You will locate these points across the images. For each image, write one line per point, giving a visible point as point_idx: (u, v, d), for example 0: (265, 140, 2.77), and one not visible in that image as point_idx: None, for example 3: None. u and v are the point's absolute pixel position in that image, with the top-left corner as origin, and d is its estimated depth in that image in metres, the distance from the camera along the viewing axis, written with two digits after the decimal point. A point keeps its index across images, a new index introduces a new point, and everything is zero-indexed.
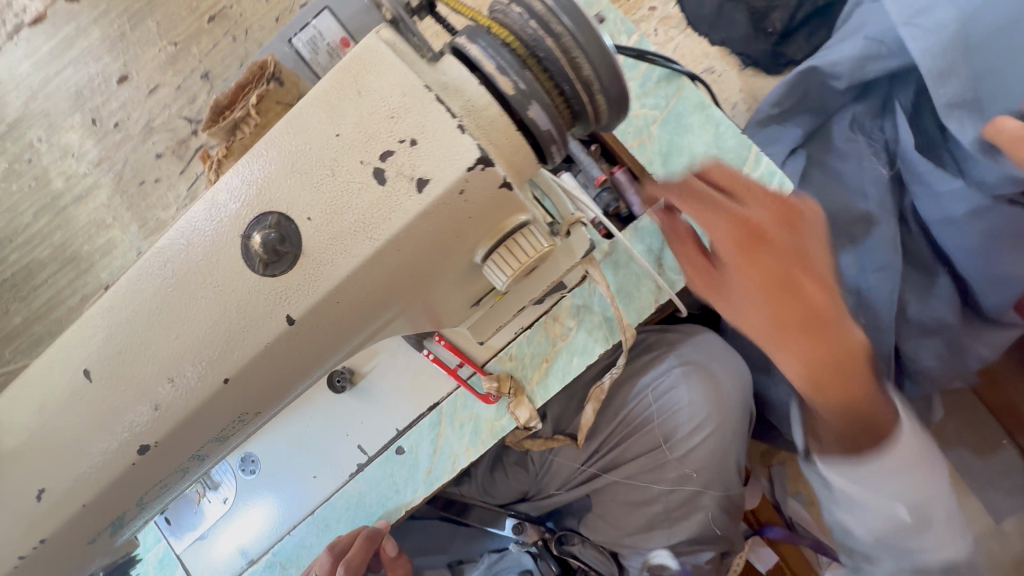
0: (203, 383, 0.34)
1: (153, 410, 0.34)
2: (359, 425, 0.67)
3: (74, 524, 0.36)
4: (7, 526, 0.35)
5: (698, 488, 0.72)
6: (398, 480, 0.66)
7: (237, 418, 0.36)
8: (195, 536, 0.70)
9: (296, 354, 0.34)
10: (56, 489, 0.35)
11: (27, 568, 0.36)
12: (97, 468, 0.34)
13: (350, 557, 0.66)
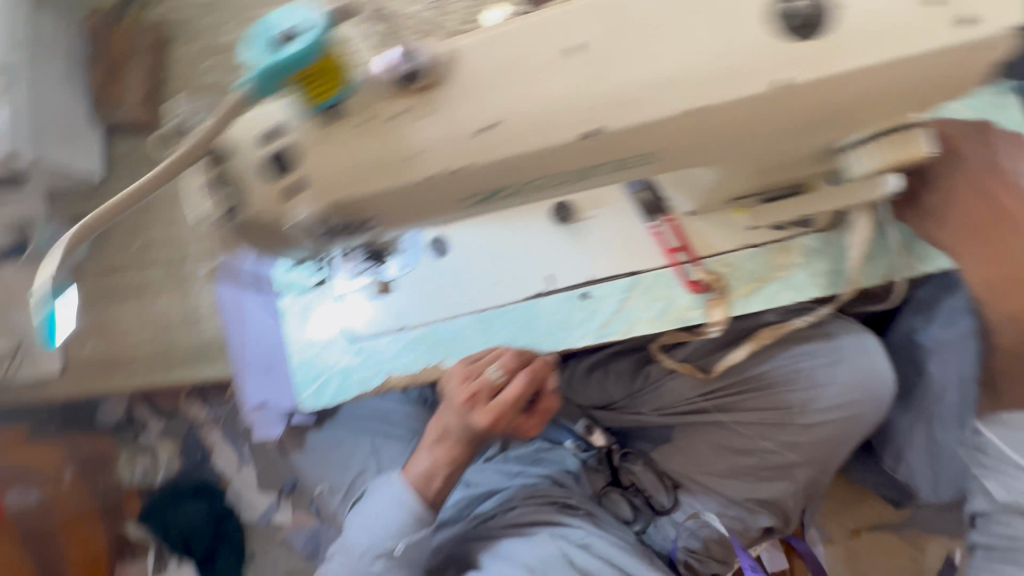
0: (671, 105, 0.36)
1: (616, 108, 0.36)
2: (558, 258, 0.71)
3: (479, 173, 0.39)
4: (430, 147, 0.38)
5: (800, 459, 0.79)
6: (572, 321, 0.70)
7: (649, 152, 0.40)
8: (364, 286, 0.75)
9: (750, 119, 0.38)
10: (489, 138, 0.37)
11: (418, 191, 0.39)
12: (536, 134, 0.37)
13: (536, 365, 0.65)
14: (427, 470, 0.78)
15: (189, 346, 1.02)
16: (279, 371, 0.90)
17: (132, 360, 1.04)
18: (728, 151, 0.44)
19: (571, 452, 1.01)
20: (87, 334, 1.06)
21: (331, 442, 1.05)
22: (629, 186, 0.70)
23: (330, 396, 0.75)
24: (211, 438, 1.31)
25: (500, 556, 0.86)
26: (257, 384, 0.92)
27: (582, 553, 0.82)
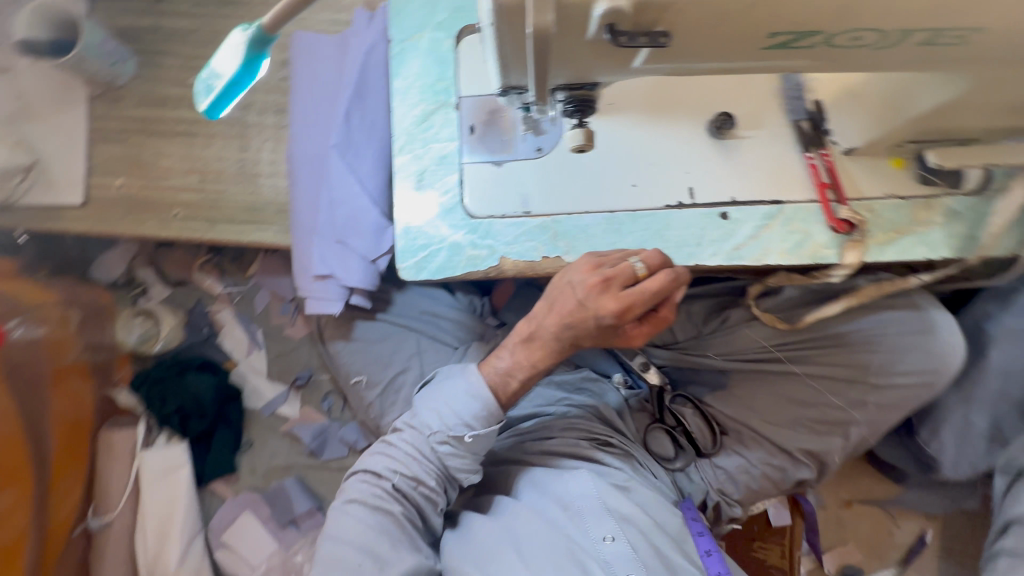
0: None
1: None
2: (702, 172, 0.69)
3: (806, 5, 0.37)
4: None
5: (861, 416, 0.83)
6: (705, 238, 0.68)
7: (957, 27, 0.40)
8: (491, 161, 0.70)
9: None
10: None
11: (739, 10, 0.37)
12: None
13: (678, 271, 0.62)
14: (506, 369, 0.73)
15: (241, 202, 0.93)
16: (355, 241, 0.83)
17: (170, 205, 0.94)
18: (990, 61, 0.45)
19: (615, 386, 0.99)
20: (119, 167, 0.94)
21: (377, 335, 1.00)
22: (788, 114, 0.69)
23: (433, 269, 0.70)
24: (222, 316, 1.22)
25: (534, 485, 0.82)
26: (322, 252, 0.85)
27: (619, 496, 0.79)
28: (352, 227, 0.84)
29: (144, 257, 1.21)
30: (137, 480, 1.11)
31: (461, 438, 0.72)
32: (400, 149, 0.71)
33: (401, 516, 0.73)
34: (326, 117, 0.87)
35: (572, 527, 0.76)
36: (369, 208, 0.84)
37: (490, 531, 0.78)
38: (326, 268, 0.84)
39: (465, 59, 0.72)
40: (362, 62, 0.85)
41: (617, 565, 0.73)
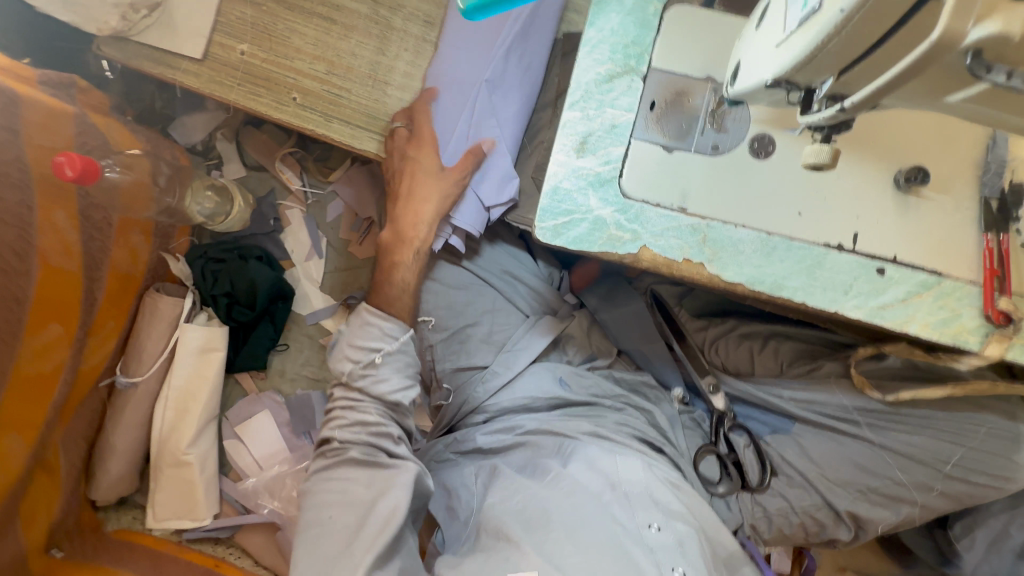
0: None
1: None
2: (872, 221, 0.66)
3: None
4: None
5: (921, 500, 0.83)
6: (854, 288, 0.66)
7: None
8: (662, 145, 0.66)
9: None
10: None
11: None
12: None
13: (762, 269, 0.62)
14: None
15: (362, 106, 0.88)
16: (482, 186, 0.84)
17: (288, 87, 0.88)
18: None
19: (671, 400, 0.99)
20: (247, 31, 0.88)
21: (457, 282, 0.98)
22: (980, 188, 0.65)
23: (570, 238, 0.67)
24: (290, 214, 1.18)
25: (584, 461, 0.80)
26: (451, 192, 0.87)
27: (669, 489, 0.78)
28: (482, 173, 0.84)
29: (228, 131, 1.16)
30: (173, 351, 1.09)
31: (375, 360, 0.83)
32: (573, 103, 0.67)
33: (361, 454, 0.80)
34: (483, 48, 0.84)
35: (620, 509, 0.73)
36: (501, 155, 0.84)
37: (532, 495, 0.77)
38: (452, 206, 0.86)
39: (668, 28, 0.66)
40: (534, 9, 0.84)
41: (664, 555, 0.69)
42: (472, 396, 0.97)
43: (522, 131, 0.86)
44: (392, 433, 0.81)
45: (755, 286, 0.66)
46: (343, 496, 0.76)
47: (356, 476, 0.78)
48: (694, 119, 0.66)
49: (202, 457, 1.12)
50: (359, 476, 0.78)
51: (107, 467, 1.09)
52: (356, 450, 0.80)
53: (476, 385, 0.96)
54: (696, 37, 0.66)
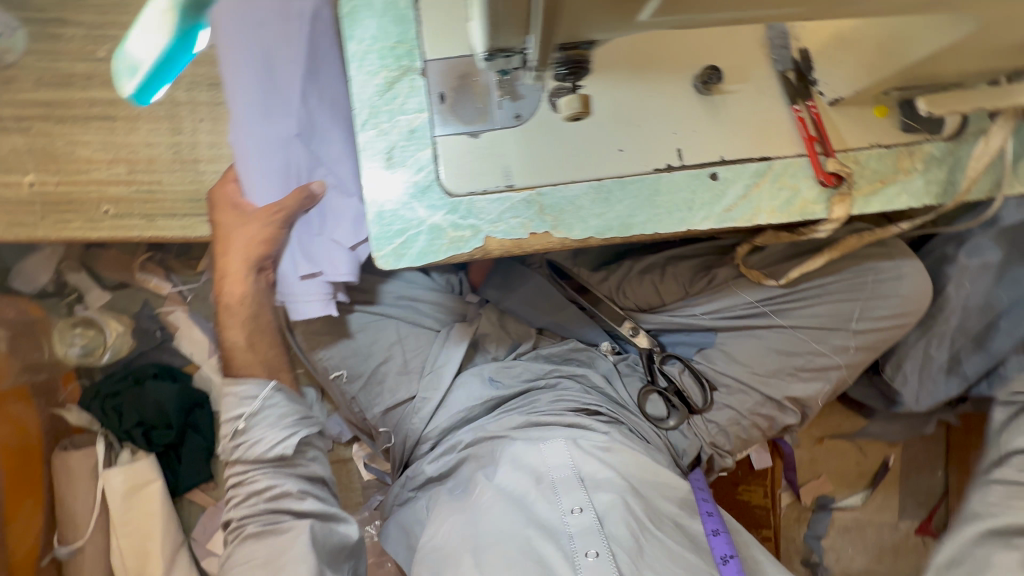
0: None
1: None
2: (689, 131, 0.66)
3: None
4: None
5: (841, 362, 0.86)
6: (696, 201, 0.66)
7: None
8: (466, 132, 0.64)
9: None
10: None
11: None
12: None
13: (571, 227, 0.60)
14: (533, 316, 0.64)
15: (181, 193, 0.83)
16: (333, 230, 0.75)
17: (96, 201, 0.82)
18: None
19: (603, 354, 1.00)
20: (27, 162, 0.81)
21: (355, 326, 0.94)
22: (774, 65, 0.66)
23: (413, 255, 0.64)
24: (174, 317, 1.12)
25: (509, 461, 0.81)
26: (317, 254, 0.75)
27: (596, 462, 0.79)
28: (331, 220, 0.76)
29: (73, 260, 1.08)
30: (105, 501, 1.03)
31: (242, 428, 0.81)
32: (364, 123, 0.64)
33: (257, 528, 0.77)
34: (277, 94, 0.76)
35: (543, 504, 0.75)
36: (345, 197, 0.76)
37: (457, 522, 0.77)
38: (315, 266, 0.75)
39: (428, 15, 0.64)
40: (310, 36, 0.75)
41: (579, 539, 0.70)
42: (411, 429, 0.95)
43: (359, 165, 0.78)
44: (288, 490, 0.79)
45: (607, 234, 0.66)
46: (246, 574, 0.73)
47: (256, 546, 0.75)
48: (488, 96, 0.64)
49: None
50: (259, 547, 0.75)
51: None
52: (253, 523, 0.78)
53: (411, 417, 0.95)
54: (458, 15, 0.64)
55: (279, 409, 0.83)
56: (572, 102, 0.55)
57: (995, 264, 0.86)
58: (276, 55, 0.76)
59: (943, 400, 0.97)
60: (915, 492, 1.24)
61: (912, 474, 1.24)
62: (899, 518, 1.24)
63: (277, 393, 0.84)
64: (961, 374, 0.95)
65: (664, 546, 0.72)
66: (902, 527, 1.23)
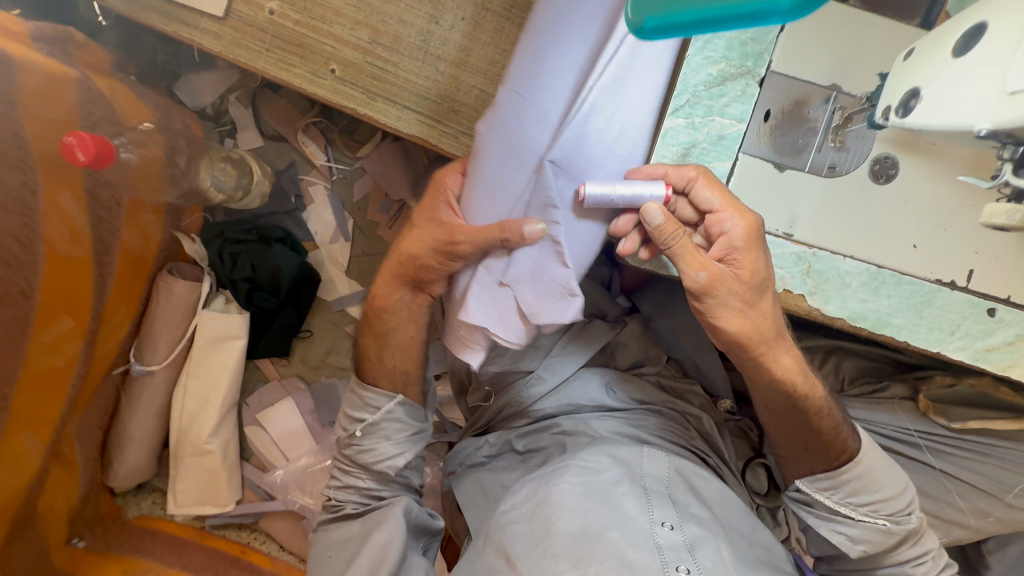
0: None
1: None
2: (991, 258, 0.60)
3: None
4: None
5: (973, 526, 0.81)
6: (961, 328, 0.61)
7: None
8: (772, 161, 0.59)
9: None
10: None
11: None
12: None
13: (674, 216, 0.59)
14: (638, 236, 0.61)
15: (409, 84, 0.77)
16: (525, 295, 0.61)
17: (326, 56, 0.77)
18: None
19: (718, 407, 0.97)
20: None
21: None
22: None
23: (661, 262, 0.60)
24: (314, 190, 1.08)
25: (605, 448, 0.81)
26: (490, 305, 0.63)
27: (688, 491, 0.78)
28: (531, 275, 0.61)
29: (243, 93, 1.03)
30: (190, 340, 1.02)
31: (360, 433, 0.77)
32: (677, 109, 0.58)
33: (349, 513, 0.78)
34: (554, 99, 0.57)
35: (632, 502, 0.73)
36: (561, 262, 0.60)
37: (540, 499, 0.75)
38: (483, 316, 0.63)
39: (795, 24, 0.57)
40: (636, 47, 0.55)
41: (671, 552, 0.67)
42: (514, 400, 0.93)
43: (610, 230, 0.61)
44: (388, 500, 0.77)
45: (858, 322, 0.61)
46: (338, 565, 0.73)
47: (349, 537, 0.74)
48: (813, 135, 0.58)
49: (224, 445, 1.08)
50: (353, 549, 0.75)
51: (126, 454, 1.04)
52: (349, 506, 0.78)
53: (520, 390, 0.92)
54: (824, 40, 0.57)
55: (397, 423, 0.78)
56: (1017, 212, 0.50)
57: None
58: (575, 47, 0.56)
59: None
60: None
61: None
62: None
63: (399, 408, 0.77)
64: None
65: None
66: None
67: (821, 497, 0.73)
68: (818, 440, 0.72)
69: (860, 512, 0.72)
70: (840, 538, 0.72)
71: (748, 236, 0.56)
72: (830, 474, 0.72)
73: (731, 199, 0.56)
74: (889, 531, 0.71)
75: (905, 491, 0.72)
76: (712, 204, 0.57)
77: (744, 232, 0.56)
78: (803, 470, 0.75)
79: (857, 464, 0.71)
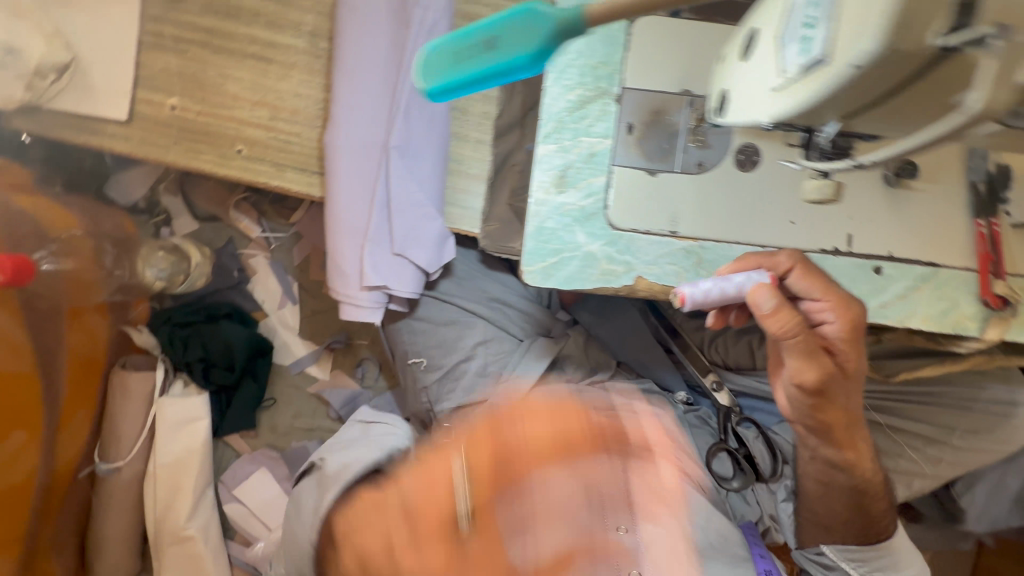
0: None
1: None
2: (866, 221, 0.64)
3: None
4: None
5: (933, 473, 0.83)
6: (854, 289, 0.64)
7: None
8: (645, 168, 0.63)
9: None
10: None
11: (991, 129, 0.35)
12: None
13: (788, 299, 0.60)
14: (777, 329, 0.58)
15: (315, 151, 0.82)
16: (412, 254, 0.78)
17: (231, 139, 0.81)
18: None
19: (675, 402, 0.98)
20: (174, 84, 0.79)
21: (442, 317, 0.93)
22: (967, 173, 0.64)
23: (562, 279, 0.63)
24: (255, 262, 1.11)
25: None
26: (382, 264, 0.78)
27: None
28: (412, 239, 0.78)
29: (171, 183, 1.07)
30: (152, 428, 1.03)
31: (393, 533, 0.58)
32: (546, 136, 0.62)
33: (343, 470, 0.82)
34: (381, 105, 0.76)
35: None
36: (430, 220, 0.78)
37: None
38: (380, 278, 0.78)
39: (640, 42, 0.62)
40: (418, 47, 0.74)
41: None
42: None
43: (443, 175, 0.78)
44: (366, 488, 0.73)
45: None
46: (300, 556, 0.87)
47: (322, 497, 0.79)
48: (674, 139, 0.62)
49: (204, 528, 1.07)
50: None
51: (105, 556, 1.03)
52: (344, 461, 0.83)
53: None
54: (667, 52, 0.62)
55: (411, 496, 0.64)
56: (823, 186, 0.57)
57: None
58: (376, 62, 0.75)
59: (1002, 527, 0.96)
60: None
61: None
62: None
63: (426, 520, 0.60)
64: None
65: None
66: None
67: (845, 565, 0.81)
68: (864, 521, 0.79)
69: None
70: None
71: (849, 333, 0.61)
72: (860, 548, 0.80)
73: (837, 292, 0.59)
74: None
75: (914, 571, 0.83)
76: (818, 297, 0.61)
77: (846, 326, 0.61)
78: (832, 538, 0.82)
79: (889, 543, 0.80)
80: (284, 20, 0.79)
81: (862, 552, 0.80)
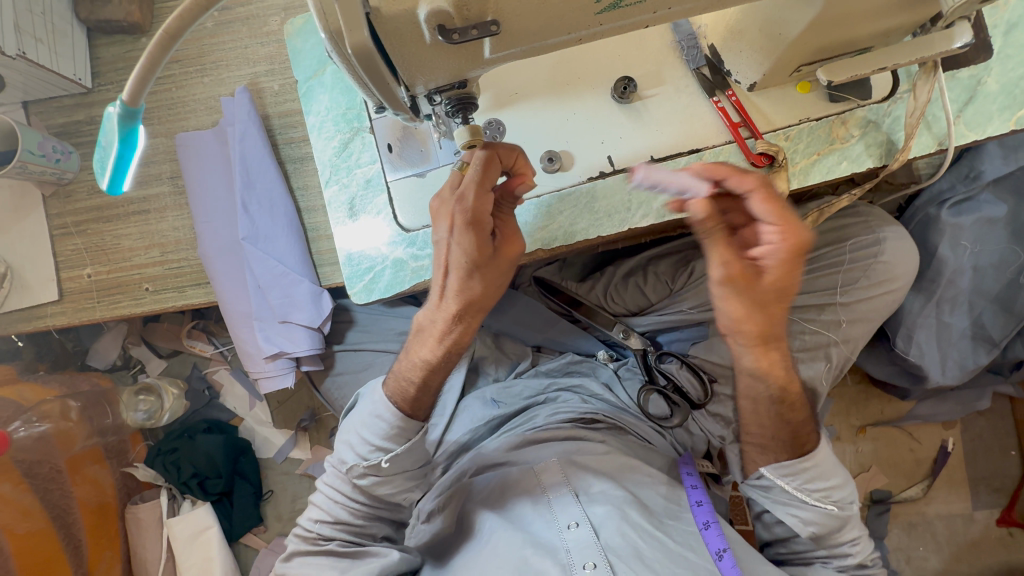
0: None
1: None
2: (617, 139, 0.70)
3: None
4: None
5: (843, 337, 0.81)
6: (634, 201, 0.71)
7: None
8: (414, 173, 0.72)
9: None
10: None
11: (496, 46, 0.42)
12: None
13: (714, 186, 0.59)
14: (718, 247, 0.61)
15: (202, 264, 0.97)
16: (292, 316, 0.91)
17: (138, 282, 0.96)
18: None
19: (603, 363, 0.99)
20: (84, 257, 0.97)
21: (359, 363, 1.00)
22: (688, 64, 0.70)
23: (382, 288, 0.73)
24: (218, 375, 1.25)
25: (503, 479, 0.81)
26: (274, 332, 0.92)
27: (588, 474, 0.78)
28: (288, 306, 0.91)
29: (134, 335, 1.22)
30: (170, 548, 1.14)
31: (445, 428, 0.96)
32: (328, 181, 0.74)
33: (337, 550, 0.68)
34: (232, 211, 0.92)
35: (537, 521, 0.74)
36: (296, 284, 0.90)
37: None
38: (275, 347, 0.93)
39: None
40: (242, 157, 0.90)
41: (577, 553, 0.69)
42: None
43: (299, 245, 0.90)
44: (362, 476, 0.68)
45: (553, 244, 0.72)
46: (360, 458, 0.66)
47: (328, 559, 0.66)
48: (425, 140, 0.71)
49: None
50: (324, 560, 0.67)
51: None
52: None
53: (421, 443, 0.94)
54: None
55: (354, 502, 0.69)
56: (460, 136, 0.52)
57: (998, 219, 0.84)
58: (222, 180, 0.94)
59: (972, 370, 0.90)
60: (987, 477, 1.12)
61: (981, 457, 1.13)
62: (972, 509, 1.12)
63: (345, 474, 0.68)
64: (984, 339, 0.89)
65: (664, 547, 0.71)
66: (977, 520, 1.12)
67: (782, 484, 0.72)
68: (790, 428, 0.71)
69: (813, 496, 0.71)
70: (790, 519, 0.73)
71: (788, 256, 0.57)
72: (793, 461, 0.71)
73: (782, 217, 0.56)
74: (836, 516, 0.71)
75: (848, 482, 0.74)
76: (766, 216, 0.57)
77: (786, 248, 0.57)
78: (768, 458, 0.73)
79: (811, 456, 0.71)
80: (151, 175, 0.97)
81: (792, 465, 0.71)
